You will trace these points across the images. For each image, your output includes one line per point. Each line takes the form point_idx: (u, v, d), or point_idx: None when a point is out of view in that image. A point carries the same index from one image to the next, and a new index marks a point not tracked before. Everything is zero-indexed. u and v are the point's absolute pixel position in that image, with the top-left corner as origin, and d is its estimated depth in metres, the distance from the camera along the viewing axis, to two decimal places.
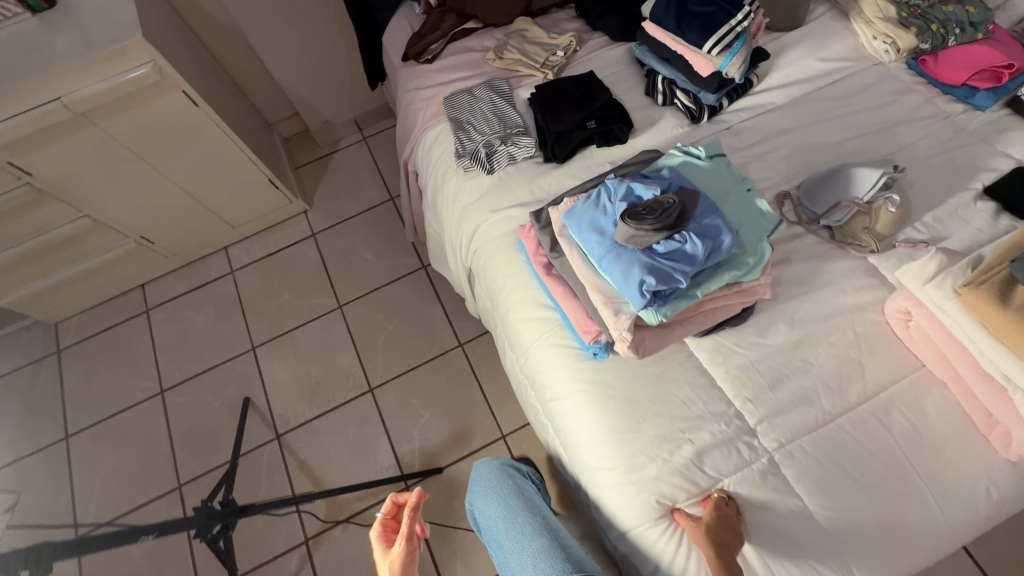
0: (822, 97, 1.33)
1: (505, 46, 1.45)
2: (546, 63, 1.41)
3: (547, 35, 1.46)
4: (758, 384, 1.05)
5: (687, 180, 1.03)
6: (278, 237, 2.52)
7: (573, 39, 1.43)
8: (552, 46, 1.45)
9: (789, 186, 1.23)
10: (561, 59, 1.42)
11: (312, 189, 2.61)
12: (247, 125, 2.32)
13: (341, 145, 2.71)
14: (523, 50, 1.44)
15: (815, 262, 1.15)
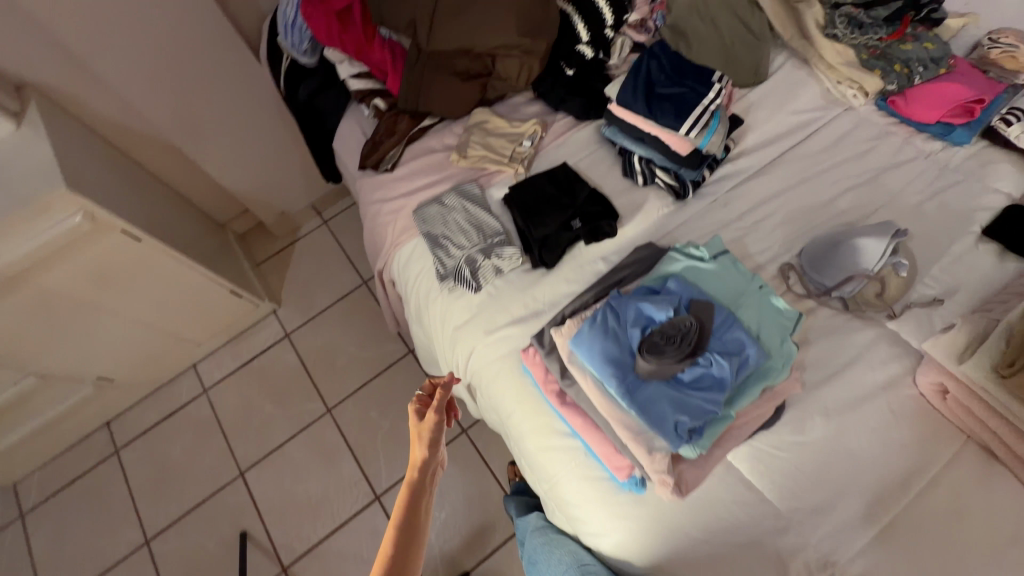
0: (802, 153, 1.29)
1: (468, 143, 1.36)
2: (514, 156, 1.33)
3: (509, 123, 1.38)
4: (808, 490, 0.97)
5: (697, 289, 0.96)
6: (250, 344, 2.35)
7: (537, 124, 1.35)
8: (516, 134, 1.36)
9: (790, 258, 1.18)
10: (529, 149, 1.34)
11: (279, 285, 2.46)
12: (199, 235, 2.16)
13: (302, 232, 2.56)
14: (487, 144, 1.35)
15: (834, 337, 1.09)
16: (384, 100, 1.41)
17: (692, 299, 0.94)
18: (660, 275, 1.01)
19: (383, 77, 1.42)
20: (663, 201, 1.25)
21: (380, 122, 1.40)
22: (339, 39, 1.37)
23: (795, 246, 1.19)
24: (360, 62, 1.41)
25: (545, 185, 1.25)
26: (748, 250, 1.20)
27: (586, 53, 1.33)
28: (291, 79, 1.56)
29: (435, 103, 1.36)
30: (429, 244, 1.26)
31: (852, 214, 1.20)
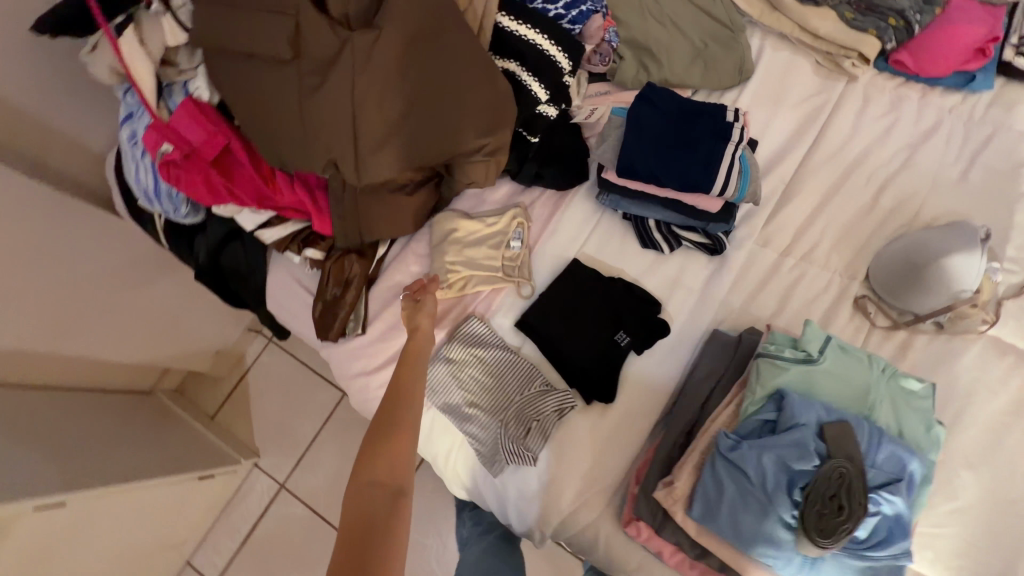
0: (824, 152, 1.10)
1: (443, 267, 1.06)
2: (508, 267, 1.07)
3: (484, 222, 1.09)
4: (990, 563, 0.85)
5: (821, 406, 0.78)
6: (233, 528, 1.66)
7: (518, 214, 1.09)
8: (498, 235, 1.09)
9: (858, 286, 1.03)
10: (521, 250, 1.07)
11: (249, 434, 1.74)
12: (122, 417, 1.43)
13: (251, 359, 1.81)
14: (469, 262, 1.07)
15: (943, 368, 0.95)
16: (319, 245, 1.09)
17: (824, 426, 0.76)
18: (765, 395, 0.81)
19: (303, 216, 1.08)
20: (699, 265, 1.05)
21: (324, 273, 1.08)
22: (227, 191, 1.00)
23: (857, 270, 1.03)
24: (265, 209, 1.05)
25: (566, 299, 1.02)
26: (811, 292, 1.02)
27: (548, 112, 1.04)
28: (184, 243, 1.19)
29: (386, 231, 1.06)
30: (455, 417, 0.99)
31: (904, 212, 1.05)
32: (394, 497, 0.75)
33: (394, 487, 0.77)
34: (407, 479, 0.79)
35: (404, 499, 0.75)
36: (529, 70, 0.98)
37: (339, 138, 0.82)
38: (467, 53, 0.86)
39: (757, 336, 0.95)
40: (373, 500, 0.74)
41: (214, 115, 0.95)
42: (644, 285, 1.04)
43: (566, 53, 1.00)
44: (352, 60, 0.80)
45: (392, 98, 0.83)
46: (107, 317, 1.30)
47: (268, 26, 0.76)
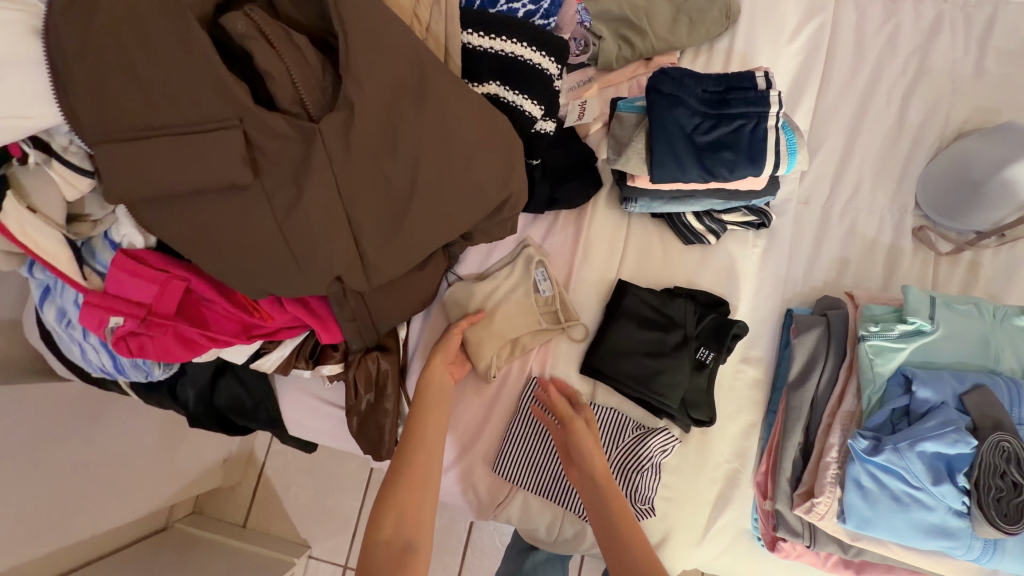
0: (835, 82, 1.01)
1: (484, 352, 0.90)
2: (548, 314, 0.92)
3: (501, 274, 0.93)
4: None
5: (953, 376, 0.73)
6: None
7: (534, 253, 0.93)
8: (521, 283, 0.93)
9: (911, 215, 0.97)
10: (555, 290, 0.92)
11: (291, 530, 1.41)
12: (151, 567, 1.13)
13: (264, 449, 1.46)
14: (504, 331, 0.91)
15: (1016, 276, 0.93)
16: (333, 357, 0.91)
17: (963, 398, 0.71)
18: (885, 378, 0.76)
19: (302, 332, 0.89)
20: (751, 246, 0.96)
21: (350, 383, 0.91)
22: (207, 339, 0.79)
23: (905, 200, 0.98)
24: (257, 341, 0.83)
25: (630, 332, 0.90)
26: (869, 237, 0.96)
27: (546, 129, 0.90)
28: (165, 397, 0.98)
29: (404, 315, 0.90)
30: (554, 491, 0.90)
31: (936, 124, 0.98)
32: (400, 556, 0.68)
33: (402, 540, 0.69)
34: (418, 532, 0.71)
35: (415, 557, 0.68)
36: (516, 89, 0.82)
37: (342, 251, 0.65)
38: (457, 96, 0.68)
39: (841, 307, 0.88)
40: (380, 553, 0.68)
41: (154, 260, 0.74)
42: (703, 285, 0.94)
43: (552, 55, 0.84)
44: (328, 154, 0.61)
45: (388, 183, 0.66)
46: (88, 485, 1.00)
47: (207, 149, 0.56)
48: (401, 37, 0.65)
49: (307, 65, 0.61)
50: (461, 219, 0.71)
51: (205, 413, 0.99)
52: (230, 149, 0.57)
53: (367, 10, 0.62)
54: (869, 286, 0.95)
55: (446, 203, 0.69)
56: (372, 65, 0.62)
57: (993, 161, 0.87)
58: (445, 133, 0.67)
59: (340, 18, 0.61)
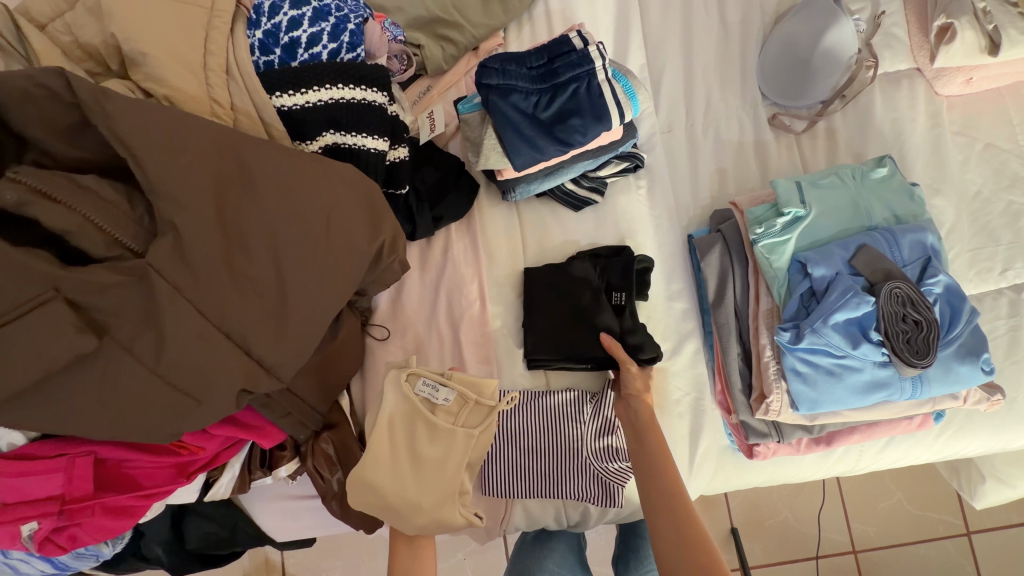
0: (653, 10, 1.04)
1: (450, 513, 0.83)
2: (466, 416, 0.87)
3: (386, 410, 0.87)
4: (993, 252, 0.96)
5: (837, 247, 0.78)
6: None
7: (400, 374, 0.87)
8: (410, 408, 0.87)
9: (763, 107, 1.02)
10: (453, 390, 0.86)
11: None
12: None
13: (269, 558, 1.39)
14: (444, 474, 0.85)
15: (872, 129, 0.99)
16: (286, 457, 0.87)
17: (852, 262, 0.77)
18: (785, 270, 0.81)
19: (243, 445, 0.85)
20: (637, 189, 0.98)
21: (312, 473, 0.88)
22: (141, 498, 0.75)
23: (755, 95, 1.02)
24: (198, 476, 0.79)
25: (547, 310, 0.91)
26: (735, 141, 1.01)
27: (399, 156, 0.88)
28: (137, 562, 0.93)
29: (338, 384, 0.88)
30: (546, 488, 0.90)
31: (754, 18, 1.03)
32: None
33: None
34: None
35: None
36: (352, 131, 0.79)
37: (235, 369, 0.62)
38: (287, 174, 0.65)
39: (731, 217, 0.92)
40: None
41: (47, 448, 0.70)
42: (606, 242, 0.96)
43: (375, 86, 0.82)
44: (167, 280, 0.57)
45: (253, 282, 0.62)
46: None
47: (31, 333, 0.53)
48: (197, 129, 0.61)
49: (110, 204, 0.58)
50: (347, 286, 0.69)
51: (182, 559, 0.95)
52: (59, 325, 0.54)
53: (146, 120, 0.57)
54: (751, 185, 0.99)
55: (324, 277, 0.66)
56: (181, 180, 0.58)
57: (810, 30, 0.94)
58: (295, 214, 0.64)
59: (121, 144, 0.56)
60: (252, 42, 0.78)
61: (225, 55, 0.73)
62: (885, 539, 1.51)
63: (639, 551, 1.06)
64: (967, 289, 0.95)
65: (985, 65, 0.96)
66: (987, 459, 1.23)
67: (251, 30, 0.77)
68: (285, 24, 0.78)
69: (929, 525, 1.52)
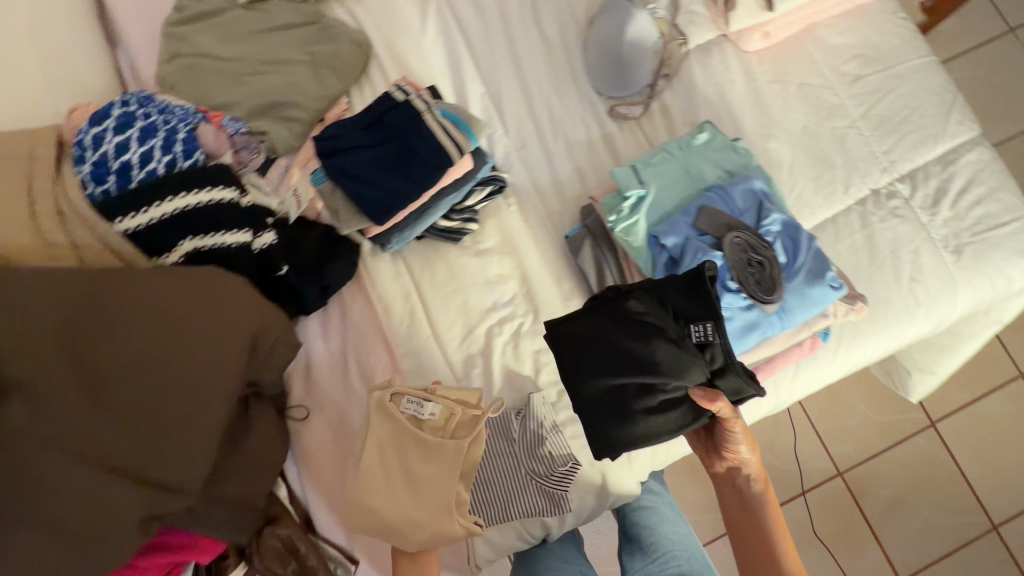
0: (478, 43, 1.11)
1: (448, 524, 0.81)
2: (454, 426, 0.88)
3: (374, 433, 0.87)
4: (832, 176, 1.06)
5: (680, 215, 0.84)
6: None
7: (384, 396, 0.88)
8: (399, 430, 0.87)
9: (601, 103, 1.10)
10: (439, 403, 0.88)
11: None
12: None
13: None
14: (439, 486, 0.84)
15: (698, 98, 1.09)
16: (231, 564, 0.86)
17: (697, 225, 0.83)
18: (646, 247, 0.86)
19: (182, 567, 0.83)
20: (508, 208, 1.04)
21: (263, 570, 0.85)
22: None
23: (591, 94, 1.10)
24: None
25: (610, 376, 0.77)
26: (584, 139, 1.08)
27: (267, 241, 0.89)
28: None
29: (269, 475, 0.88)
30: (499, 511, 0.92)
31: (569, 28, 1.12)
32: None
33: None
34: None
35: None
36: (210, 231, 0.83)
37: (131, 500, 0.62)
38: (138, 304, 0.68)
39: (593, 210, 0.98)
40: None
41: None
42: (492, 263, 1.01)
43: (222, 184, 0.85)
44: (43, 432, 0.60)
45: (132, 409, 0.65)
46: None
47: None
48: (49, 283, 0.66)
49: None
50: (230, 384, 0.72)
51: None
52: None
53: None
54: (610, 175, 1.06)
55: (203, 384, 0.68)
56: (41, 336, 0.63)
57: (613, 29, 1.04)
58: (161, 334, 0.68)
59: None
60: (82, 177, 0.80)
61: (55, 200, 0.75)
62: (858, 454, 1.58)
63: (642, 537, 1.02)
64: (821, 215, 1.05)
65: (771, 20, 1.09)
66: (905, 354, 1.33)
67: (79, 167, 0.80)
68: (112, 150, 0.80)
69: (891, 428, 1.60)
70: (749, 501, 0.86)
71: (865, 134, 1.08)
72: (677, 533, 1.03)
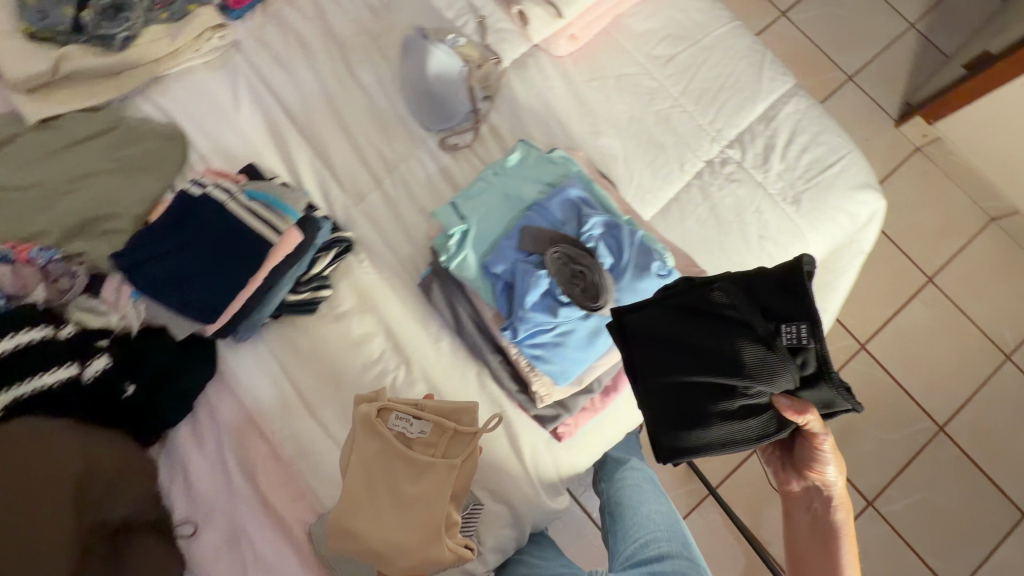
0: (295, 108, 1.10)
1: (435, 550, 0.80)
2: (446, 445, 0.84)
3: (360, 453, 0.84)
4: (665, 158, 1.09)
5: (504, 240, 0.85)
6: None
7: (370, 412, 0.84)
8: (386, 450, 0.84)
9: (432, 138, 1.09)
10: (427, 421, 0.85)
11: None
12: None
13: None
14: (426, 509, 0.82)
15: (523, 113, 1.10)
16: None
17: (521, 247, 0.83)
18: (482, 279, 0.86)
19: None
20: (358, 266, 1.02)
21: None
22: None
23: (419, 132, 1.09)
24: None
25: (679, 371, 0.75)
26: (423, 178, 1.07)
27: (101, 365, 0.87)
28: None
29: None
30: None
31: (383, 73, 1.11)
32: None
33: None
34: None
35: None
36: (24, 375, 0.80)
37: None
38: None
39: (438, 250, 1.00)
40: None
41: None
42: (355, 325, 0.99)
43: (32, 323, 0.84)
44: None
45: None
46: None
47: None
48: None
49: None
50: (60, 539, 0.73)
51: None
52: None
53: None
54: None
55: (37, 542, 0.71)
56: None
57: (418, 68, 1.06)
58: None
59: None
60: None
61: None
62: None
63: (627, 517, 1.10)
64: (664, 198, 1.07)
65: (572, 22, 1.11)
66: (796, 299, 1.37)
67: None
68: None
69: None
70: (823, 516, 0.91)
71: (688, 109, 1.12)
72: (661, 511, 1.11)
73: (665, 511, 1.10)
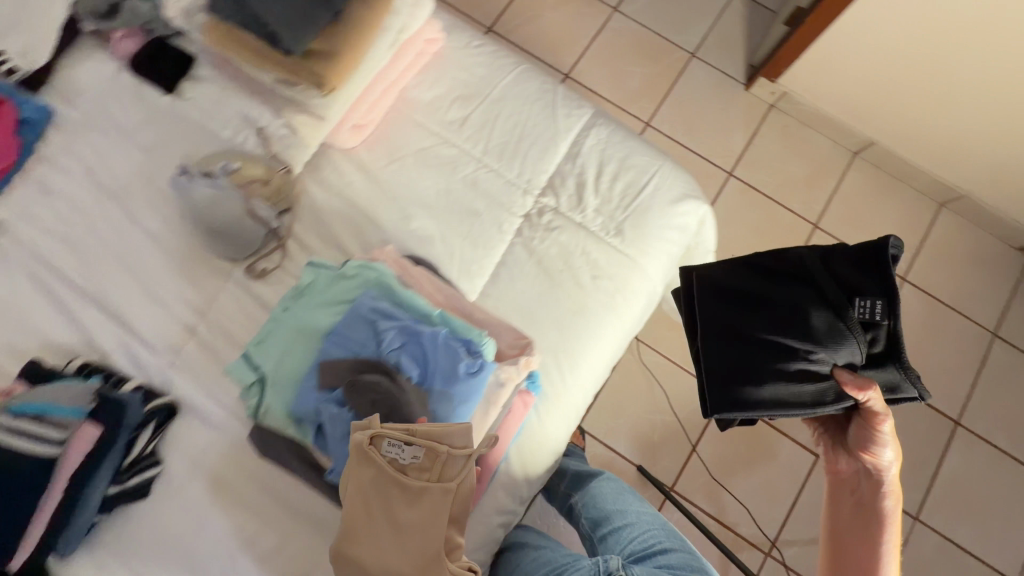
0: (81, 277, 1.01)
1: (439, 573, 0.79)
2: (441, 469, 0.82)
3: (353, 481, 0.81)
4: (481, 224, 1.06)
5: (307, 381, 0.89)
6: None
7: (362, 442, 0.80)
8: (379, 479, 0.81)
9: (238, 269, 1.03)
10: (421, 446, 0.81)
11: None
12: None
13: None
14: (425, 537, 0.80)
15: (327, 217, 1.06)
16: None
17: (321, 386, 0.88)
18: (298, 423, 0.90)
19: None
20: (187, 429, 0.95)
21: None
22: None
23: (223, 266, 1.03)
24: None
25: (759, 332, 0.89)
26: (237, 314, 1.01)
27: None
28: None
29: None
30: None
31: (169, 214, 1.04)
32: None
33: None
34: None
35: None
36: None
37: None
38: None
39: None
40: None
41: None
42: (196, 494, 0.92)
43: None
44: None
45: None
46: None
47: None
48: None
49: None
50: None
51: None
52: None
53: None
54: None
55: None
56: None
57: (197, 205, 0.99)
58: None
59: None
60: None
61: None
62: None
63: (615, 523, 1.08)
64: (489, 265, 1.05)
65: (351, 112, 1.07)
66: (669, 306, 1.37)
67: None
68: None
69: None
70: (869, 499, 0.95)
71: (494, 167, 1.09)
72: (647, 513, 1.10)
73: (649, 511, 1.10)
